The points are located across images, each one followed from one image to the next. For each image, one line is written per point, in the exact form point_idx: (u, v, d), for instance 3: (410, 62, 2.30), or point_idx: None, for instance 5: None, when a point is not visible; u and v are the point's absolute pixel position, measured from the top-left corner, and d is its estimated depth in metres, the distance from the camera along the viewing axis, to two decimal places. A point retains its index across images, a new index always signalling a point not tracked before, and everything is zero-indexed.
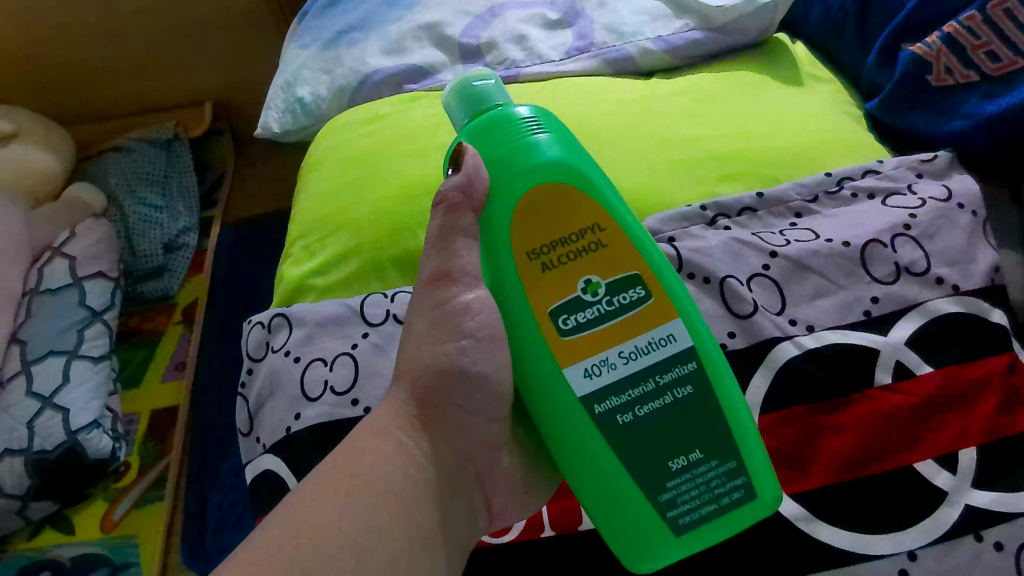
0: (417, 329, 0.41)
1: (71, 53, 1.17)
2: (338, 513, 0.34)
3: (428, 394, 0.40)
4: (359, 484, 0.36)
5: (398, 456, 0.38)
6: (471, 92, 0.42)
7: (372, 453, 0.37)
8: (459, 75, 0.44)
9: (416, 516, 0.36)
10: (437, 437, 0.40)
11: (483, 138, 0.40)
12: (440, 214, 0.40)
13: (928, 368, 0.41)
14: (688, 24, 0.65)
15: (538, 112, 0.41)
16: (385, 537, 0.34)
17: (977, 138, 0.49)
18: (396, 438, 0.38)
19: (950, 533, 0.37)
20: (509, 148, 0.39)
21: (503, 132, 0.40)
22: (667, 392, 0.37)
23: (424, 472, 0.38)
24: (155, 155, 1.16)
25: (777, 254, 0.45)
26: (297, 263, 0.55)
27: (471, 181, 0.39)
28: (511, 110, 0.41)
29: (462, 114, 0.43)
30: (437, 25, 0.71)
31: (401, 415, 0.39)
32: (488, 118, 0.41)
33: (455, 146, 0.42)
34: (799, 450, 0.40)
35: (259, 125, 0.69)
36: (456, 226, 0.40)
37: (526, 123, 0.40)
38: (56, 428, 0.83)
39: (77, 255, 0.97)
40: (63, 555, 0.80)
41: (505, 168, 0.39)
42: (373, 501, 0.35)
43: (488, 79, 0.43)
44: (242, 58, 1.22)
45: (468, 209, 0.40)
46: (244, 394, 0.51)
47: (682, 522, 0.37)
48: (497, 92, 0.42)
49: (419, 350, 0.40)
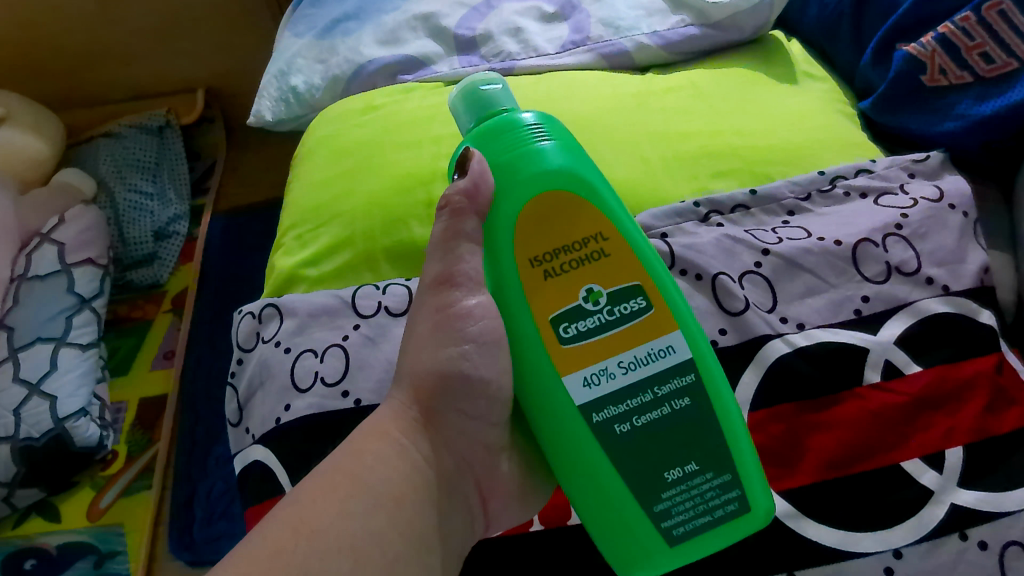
0: (420, 333, 0.41)
1: (60, 37, 1.15)
2: (338, 514, 0.34)
3: (430, 396, 0.40)
4: (359, 486, 0.36)
5: (399, 457, 0.38)
6: (476, 96, 0.42)
7: (371, 453, 0.37)
8: (466, 79, 0.43)
9: (415, 517, 0.36)
10: (437, 440, 0.40)
11: (488, 144, 0.40)
12: (444, 218, 0.40)
13: (916, 367, 0.41)
14: (684, 19, 0.65)
15: (543, 118, 0.41)
16: (383, 540, 0.34)
17: (969, 141, 0.49)
18: (395, 440, 0.38)
19: (936, 532, 0.38)
20: (515, 155, 0.39)
21: (509, 138, 0.40)
22: (665, 404, 0.37)
23: (423, 475, 0.38)
24: (145, 142, 1.14)
25: (770, 252, 0.45)
26: (288, 253, 0.55)
27: (476, 186, 0.39)
28: (517, 115, 0.41)
29: (468, 118, 0.43)
30: (433, 16, 0.70)
31: (402, 417, 0.39)
32: (495, 124, 0.41)
33: (460, 151, 0.42)
34: (789, 450, 0.40)
35: (251, 114, 0.68)
36: (459, 230, 0.40)
37: (531, 130, 0.40)
38: (43, 415, 0.82)
39: (66, 241, 0.96)
40: (50, 543, 0.80)
41: (510, 175, 0.39)
42: (372, 502, 0.35)
43: (494, 83, 0.42)
44: (236, 45, 1.21)
45: (472, 213, 0.39)
46: (234, 384, 0.51)
47: (675, 532, 0.37)
48: (504, 97, 0.42)
49: (421, 354, 0.40)
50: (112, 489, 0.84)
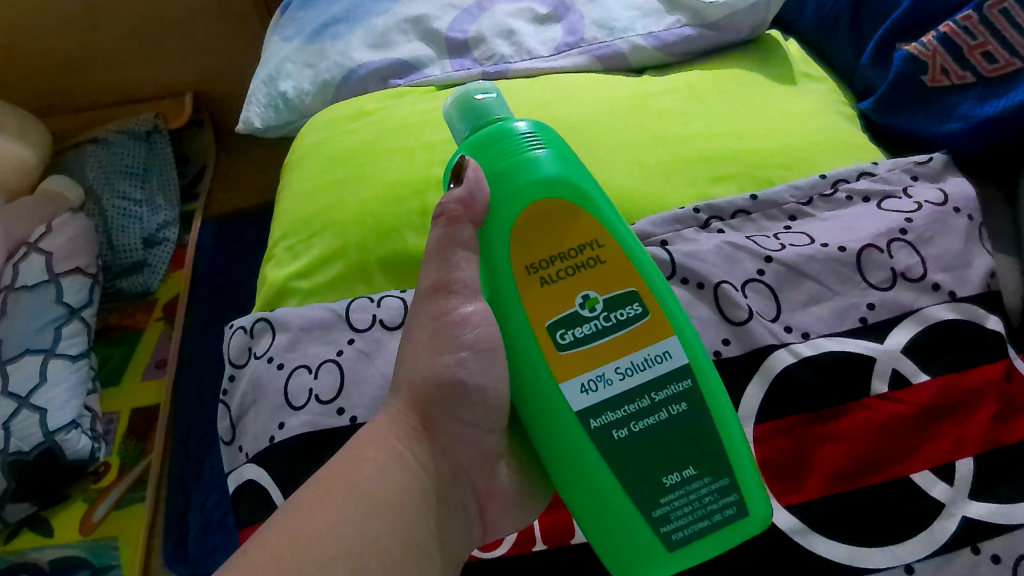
0: (416, 341, 0.40)
1: (45, 43, 1.13)
2: (334, 524, 0.33)
3: (429, 404, 0.38)
4: (357, 493, 0.35)
5: (396, 466, 0.37)
6: (472, 104, 0.41)
7: (369, 463, 0.36)
8: (460, 87, 0.42)
9: (413, 524, 0.35)
10: (436, 451, 0.39)
11: (483, 152, 0.39)
12: (440, 225, 0.39)
13: (923, 376, 0.40)
14: (680, 19, 0.64)
15: (537, 126, 0.40)
16: (379, 549, 0.33)
17: (973, 142, 0.49)
18: (393, 448, 0.37)
19: (948, 546, 0.37)
20: (510, 163, 0.38)
21: (504, 146, 0.39)
22: (662, 409, 0.36)
23: (421, 484, 0.37)
24: (133, 148, 1.12)
25: (773, 259, 0.44)
26: (280, 265, 0.54)
27: (472, 194, 0.38)
28: (511, 123, 0.40)
29: (462, 127, 0.42)
30: (424, 18, 0.69)
31: (399, 426, 0.38)
32: (489, 132, 0.39)
33: (455, 160, 0.40)
34: (795, 462, 0.40)
35: (240, 120, 0.67)
36: (456, 237, 0.39)
37: (525, 138, 0.39)
38: (33, 428, 0.81)
39: (54, 250, 0.94)
40: (42, 558, 0.79)
41: (505, 183, 0.38)
42: (369, 510, 0.34)
43: (490, 92, 0.41)
44: (224, 48, 1.19)
45: (468, 221, 0.38)
46: (226, 402, 0.49)
47: (674, 537, 0.36)
48: (498, 105, 0.41)
49: (419, 361, 0.39)
50: (105, 502, 0.83)
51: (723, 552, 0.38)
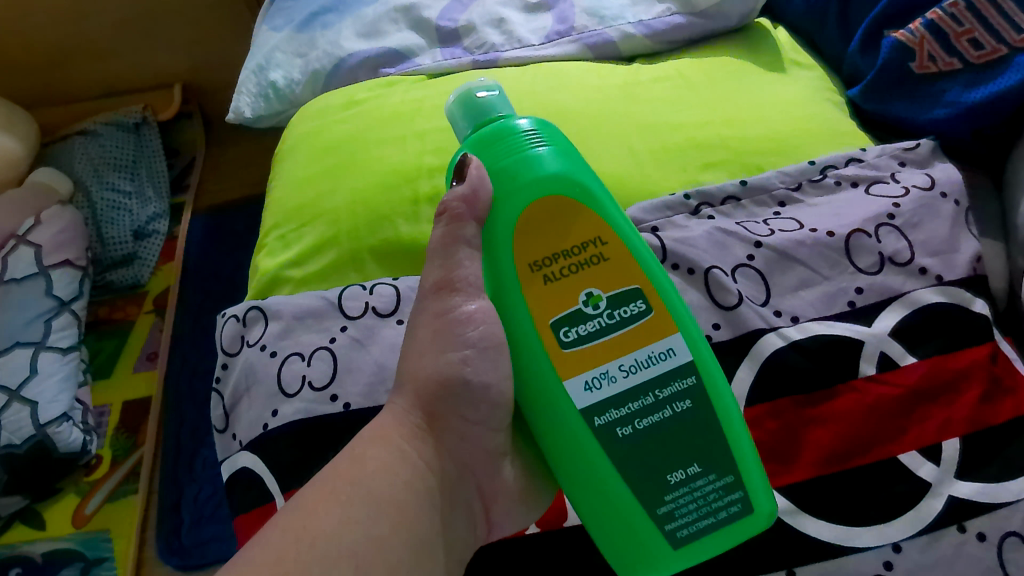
0: (420, 339, 0.40)
1: (30, 34, 1.12)
2: (339, 522, 0.33)
3: (432, 401, 0.39)
4: (360, 491, 0.35)
5: (401, 465, 0.37)
6: (473, 102, 0.41)
7: (374, 460, 0.36)
8: (461, 85, 0.42)
9: (418, 522, 0.35)
10: (440, 448, 0.39)
11: (485, 150, 0.39)
12: (443, 224, 0.39)
13: (911, 359, 0.41)
14: (669, 8, 0.64)
15: (539, 124, 0.40)
16: (385, 548, 0.33)
17: (960, 128, 0.49)
18: (398, 446, 0.37)
19: (934, 525, 0.37)
20: (513, 161, 0.38)
21: (506, 144, 0.39)
22: (666, 407, 0.36)
23: (426, 482, 0.37)
24: (122, 140, 1.11)
25: (762, 245, 0.45)
26: (272, 254, 0.53)
27: (474, 191, 0.38)
28: (512, 121, 0.40)
29: (464, 124, 0.42)
30: (414, 7, 0.69)
31: (403, 424, 0.38)
32: (491, 130, 0.40)
33: (457, 158, 0.40)
34: (789, 448, 0.40)
35: (230, 110, 0.66)
36: (459, 236, 0.39)
37: (527, 136, 0.39)
38: (24, 420, 0.80)
39: (43, 242, 0.93)
40: (35, 551, 0.79)
41: (507, 181, 0.38)
42: (374, 508, 0.34)
43: (492, 89, 0.41)
44: (213, 39, 1.18)
45: (470, 218, 0.39)
46: (219, 390, 0.49)
47: (679, 534, 0.36)
48: (500, 103, 0.41)
49: (422, 360, 0.39)
50: (98, 495, 0.82)
51: (727, 550, 0.38)
